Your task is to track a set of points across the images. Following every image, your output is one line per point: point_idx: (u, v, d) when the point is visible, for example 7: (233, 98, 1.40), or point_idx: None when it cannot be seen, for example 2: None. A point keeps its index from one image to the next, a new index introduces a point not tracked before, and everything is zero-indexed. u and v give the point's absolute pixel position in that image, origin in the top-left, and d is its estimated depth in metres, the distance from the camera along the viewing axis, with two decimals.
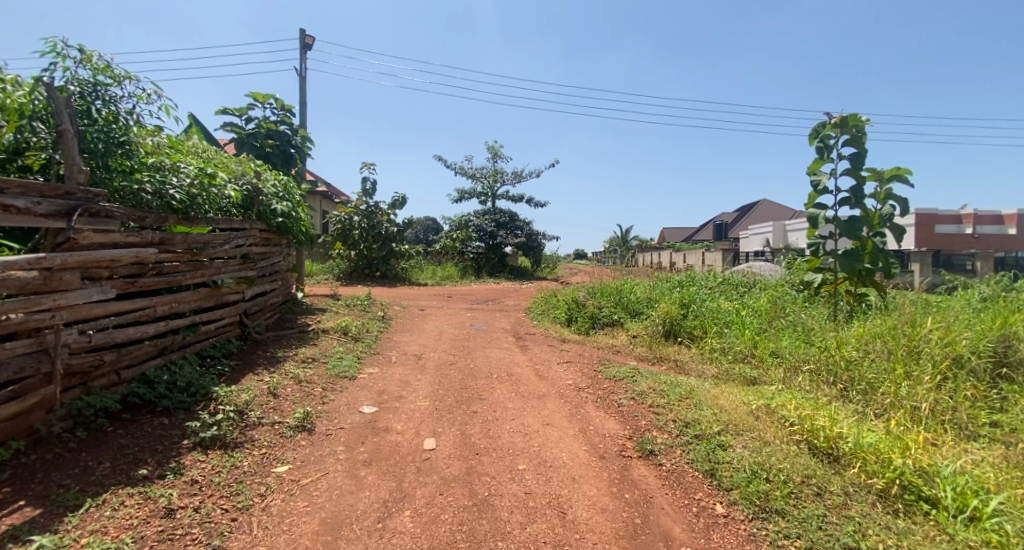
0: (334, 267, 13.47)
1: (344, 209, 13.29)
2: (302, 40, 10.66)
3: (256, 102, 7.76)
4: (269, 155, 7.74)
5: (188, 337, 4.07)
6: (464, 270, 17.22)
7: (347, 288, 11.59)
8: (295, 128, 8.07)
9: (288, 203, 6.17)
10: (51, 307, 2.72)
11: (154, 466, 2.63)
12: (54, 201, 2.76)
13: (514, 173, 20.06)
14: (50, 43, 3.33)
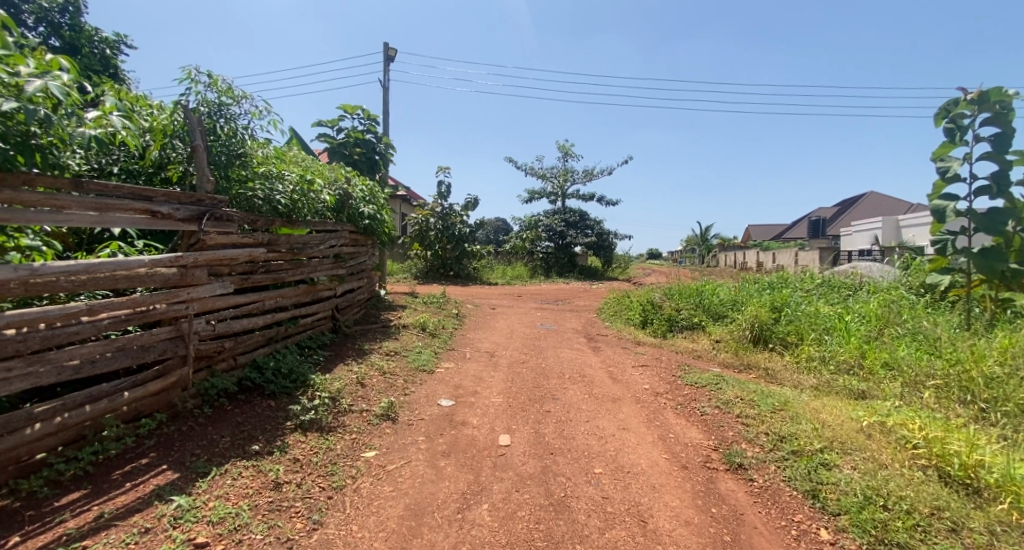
0: (411, 267, 14.15)
1: (421, 211, 13.91)
2: (385, 52, 11.44)
3: (346, 113, 8.41)
4: (356, 162, 8.34)
5: (290, 329, 4.50)
6: (534, 271, 17.28)
7: (422, 287, 12.12)
8: (380, 135, 8.61)
9: (373, 206, 6.61)
10: (186, 299, 3.15)
11: (264, 443, 2.94)
12: (188, 206, 3.18)
13: (586, 171, 19.77)
14: (186, 71, 3.85)
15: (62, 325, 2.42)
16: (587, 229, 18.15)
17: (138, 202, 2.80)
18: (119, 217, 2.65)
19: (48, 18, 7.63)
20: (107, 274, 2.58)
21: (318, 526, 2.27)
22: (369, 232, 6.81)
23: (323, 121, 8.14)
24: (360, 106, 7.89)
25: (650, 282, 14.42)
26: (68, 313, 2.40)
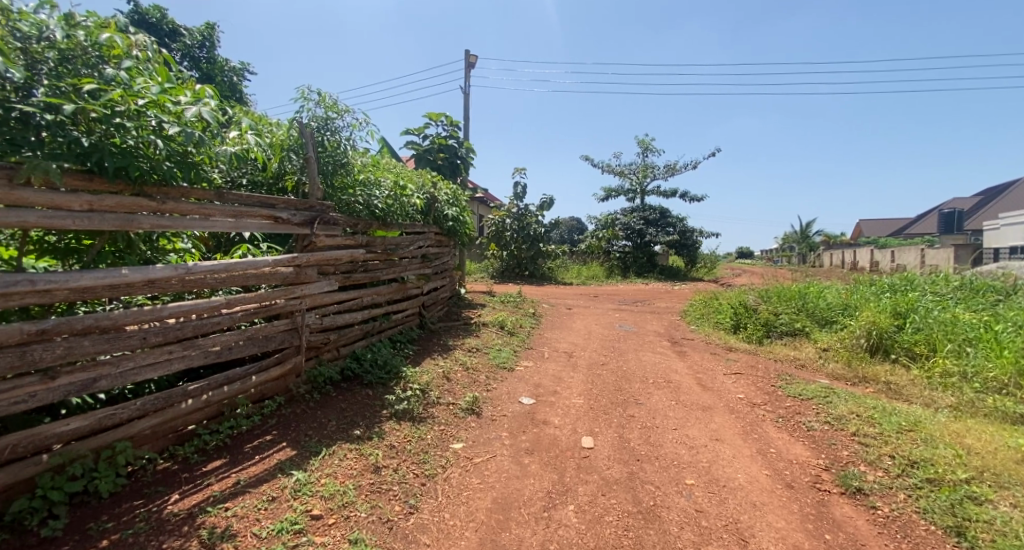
0: (488, 266, 14.48)
1: (498, 213, 14.15)
2: (466, 59, 11.87)
3: (431, 121, 8.85)
4: (440, 167, 8.73)
5: (384, 324, 4.83)
6: (610, 271, 16.82)
7: (499, 286, 12.33)
8: (462, 141, 8.93)
9: (456, 209, 6.88)
10: (300, 295, 3.52)
11: (364, 428, 3.19)
12: (302, 212, 3.55)
13: (668, 166, 18.87)
14: (300, 91, 4.30)
15: (207, 315, 2.82)
16: (669, 227, 17.32)
17: (263, 209, 3.18)
18: (249, 223, 3.04)
19: (191, 53, 8.95)
20: (240, 273, 2.97)
21: (414, 510, 2.41)
22: (452, 233, 7.10)
23: (410, 129, 8.62)
24: (444, 113, 8.25)
25: (738, 283, 13.39)
26: (212, 306, 2.80)
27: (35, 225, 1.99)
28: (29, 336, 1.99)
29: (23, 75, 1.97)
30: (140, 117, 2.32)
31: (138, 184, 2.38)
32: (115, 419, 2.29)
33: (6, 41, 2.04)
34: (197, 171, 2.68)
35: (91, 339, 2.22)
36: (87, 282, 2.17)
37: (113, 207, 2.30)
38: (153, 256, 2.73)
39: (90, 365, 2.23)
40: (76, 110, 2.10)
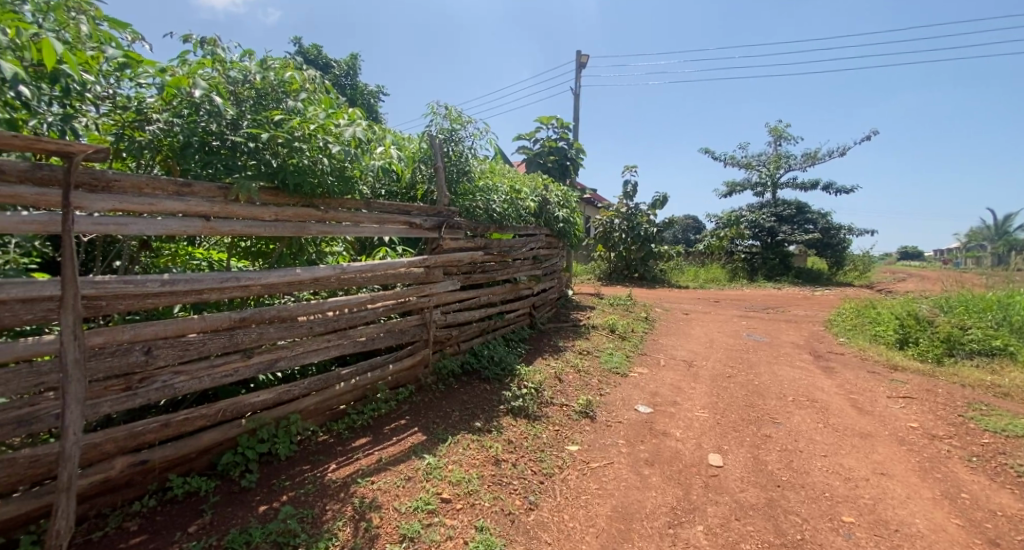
0: (595, 268, 14.18)
1: (606, 212, 13.68)
2: (578, 59, 11.82)
3: (542, 125, 8.98)
4: (550, 169, 8.80)
5: (498, 322, 5.02)
6: (732, 275, 15.20)
7: (606, 288, 11.94)
8: (572, 142, 8.93)
9: (567, 210, 6.88)
10: (428, 294, 3.83)
11: (484, 421, 3.35)
12: (432, 217, 3.90)
13: (807, 155, 16.58)
14: (430, 107, 4.67)
15: (356, 310, 3.21)
16: (807, 225, 15.22)
17: (399, 216, 3.54)
18: (390, 228, 3.40)
19: (338, 82, 10.27)
20: (381, 273, 3.33)
21: (534, 507, 2.46)
22: (562, 234, 7.11)
23: (522, 134, 8.83)
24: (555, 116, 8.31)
25: (901, 290, 11.24)
26: (359, 301, 3.18)
27: (240, 232, 2.48)
28: (235, 322, 2.47)
29: (234, 112, 2.45)
30: (312, 140, 2.74)
31: (309, 197, 2.82)
32: (290, 394, 2.72)
33: (225, 86, 2.57)
34: (353, 185, 3.08)
35: (275, 327, 2.68)
36: (273, 279, 2.63)
37: (291, 216, 2.76)
38: (318, 257, 3.19)
39: (273, 348, 2.68)
40: (270, 138, 2.56)
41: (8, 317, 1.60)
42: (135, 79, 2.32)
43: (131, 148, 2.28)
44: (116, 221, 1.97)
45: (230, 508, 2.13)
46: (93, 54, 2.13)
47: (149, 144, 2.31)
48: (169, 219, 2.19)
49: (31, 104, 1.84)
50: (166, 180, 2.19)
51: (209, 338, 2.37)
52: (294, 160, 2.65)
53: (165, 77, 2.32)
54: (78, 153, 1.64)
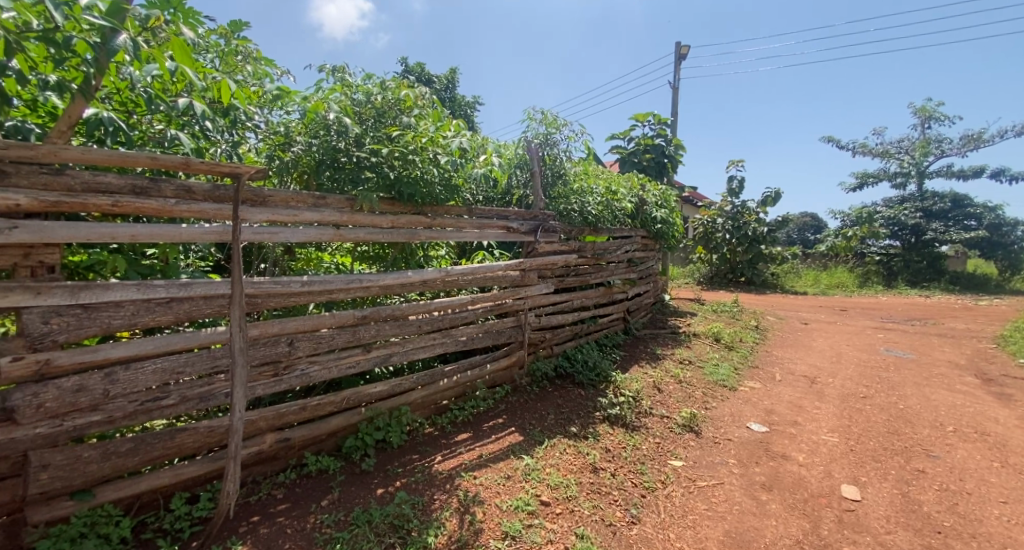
0: (695, 271, 13.30)
1: (706, 212, 12.70)
2: (678, 51, 11.23)
3: (637, 123, 8.68)
4: (646, 168, 8.45)
5: (590, 327, 4.95)
6: (865, 281, 12.94)
7: (708, 294, 11.11)
8: (670, 139, 8.50)
9: (666, 210, 6.55)
10: (524, 296, 3.90)
11: (579, 426, 3.32)
12: (528, 221, 3.98)
13: (966, 138, 13.94)
14: (527, 114, 4.76)
15: (458, 310, 3.38)
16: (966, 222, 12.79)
17: (497, 221, 3.67)
18: (489, 232, 3.54)
19: (439, 95, 10.90)
20: (480, 276, 3.48)
21: (636, 521, 2.37)
22: (659, 236, 6.80)
23: (616, 134, 8.59)
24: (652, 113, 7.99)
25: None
26: (460, 303, 3.35)
27: (363, 239, 2.75)
28: (357, 319, 2.74)
29: (359, 130, 2.74)
30: (423, 152, 2.95)
31: (419, 205, 3.03)
32: (400, 388, 2.95)
33: (353, 108, 2.88)
34: (458, 192, 3.25)
35: (389, 325, 2.92)
36: (388, 280, 2.88)
37: (404, 224, 2.99)
38: (425, 261, 3.41)
39: (387, 344, 2.93)
40: (390, 152, 2.81)
41: (195, 311, 1.96)
42: (284, 108, 2.71)
43: (278, 166, 2.68)
44: (270, 230, 2.30)
45: (353, 488, 2.36)
46: (254, 89, 2.54)
47: (293, 163, 2.68)
48: (308, 228, 2.51)
49: (210, 133, 2.23)
50: (306, 194, 2.51)
51: (337, 333, 2.66)
52: (408, 171, 2.87)
53: (306, 104, 2.68)
54: (245, 174, 1.96)
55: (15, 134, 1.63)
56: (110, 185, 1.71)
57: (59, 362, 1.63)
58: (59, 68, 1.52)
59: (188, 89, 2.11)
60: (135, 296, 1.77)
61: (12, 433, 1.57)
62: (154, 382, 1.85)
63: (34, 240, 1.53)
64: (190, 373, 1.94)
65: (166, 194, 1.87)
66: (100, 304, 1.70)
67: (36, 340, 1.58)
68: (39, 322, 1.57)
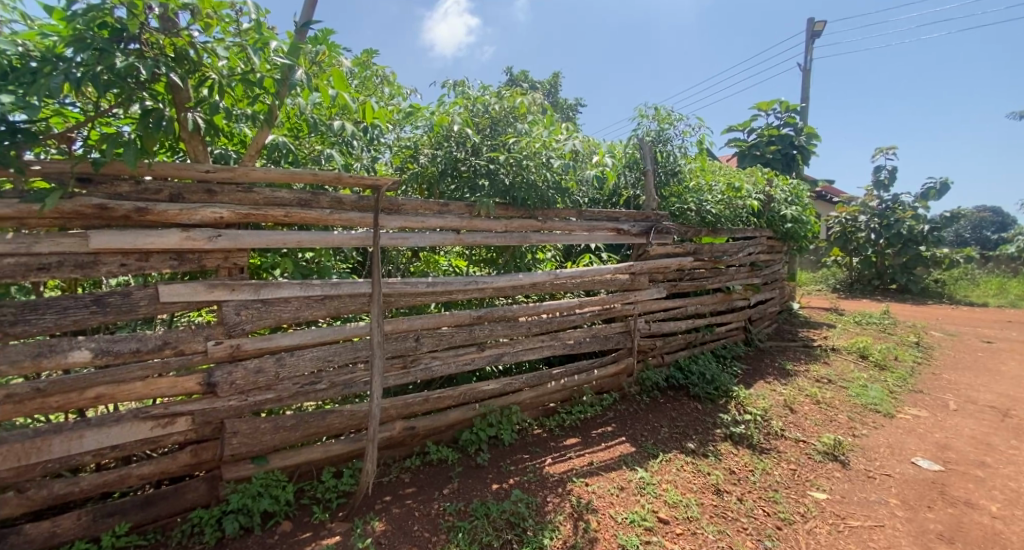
0: (831, 276, 11.64)
1: (845, 207, 10.87)
2: (811, 28, 9.95)
3: (761, 112, 7.87)
4: (770, 161, 7.59)
5: (706, 336, 4.59)
6: None
7: (848, 302, 9.63)
8: (800, 127, 7.57)
9: (797, 208, 5.83)
10: (634, 301, 3.76)
11: (698, 443, 3.09)
12: (640, 223, 3.83)
13: None
14: (638, 111, 4.58)
15: (566, 314, 3.38)
16: None
17: (607, 223, 3.59)
18: (599, 235, 3.48)
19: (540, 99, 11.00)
20: (589, 279, 3.43)
21: None
22: (788, 236, 6.07)
23: (734, 125, 7.87)
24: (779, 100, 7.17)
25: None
26: (569, 306, 3.33)
27: (481, 242, 2.87)
28: (473, 319, 2.88)
29: (478, 139, 2.89)
30: (537, 156, 3.02)
31: (531, 209, 3.08)
32: (511, 387, 3.03)
33: (473, 118, 3.04)
34: (570, 195, 3.25)
35: (501, 325, 3.02)
36: (501, 282, 2.98)
37: (518, 227, 3.07)
38: (534, 264, 3.46)
39: (499, 343, 3.03)
40: (508, 159, 2.91)
41: (342, 307, 2.22)
42: (416, 123, 2.96)
43: (408, 176, 2.94)
44: (402, 235, 2.52)
45: (471, 481, 2.47)
46: (389, 108, 2.84)
47: (421, 173, 2.92)
48: (433, 233, 2.69)
49: (356, 150, 2.52)
50: (432, 202, 2.70)
51: (455, 331, 2.82)
52: (523, 175, 2.94)
53: (433, 118, 2.91)
54: (383, 185, 2.19)
55: (220, 159, 2.02)
56: (282, 199, 2.02)
57: (246, 347, 1.96)
58: (251, 103, 1.83)
59: (342, 112, 2.40)
60: (299, 293, 2.07)
61: (214, 404, 1.92)
62: (311, 368, 2.13)
63: (231, 246, 1.86)
64: (338, 362, 2.20)
65: (323, 205, 2.16)
66: (274, 299, 2.01)
67: (231, 328, 1.92)
68: (234, 313, 1.91)
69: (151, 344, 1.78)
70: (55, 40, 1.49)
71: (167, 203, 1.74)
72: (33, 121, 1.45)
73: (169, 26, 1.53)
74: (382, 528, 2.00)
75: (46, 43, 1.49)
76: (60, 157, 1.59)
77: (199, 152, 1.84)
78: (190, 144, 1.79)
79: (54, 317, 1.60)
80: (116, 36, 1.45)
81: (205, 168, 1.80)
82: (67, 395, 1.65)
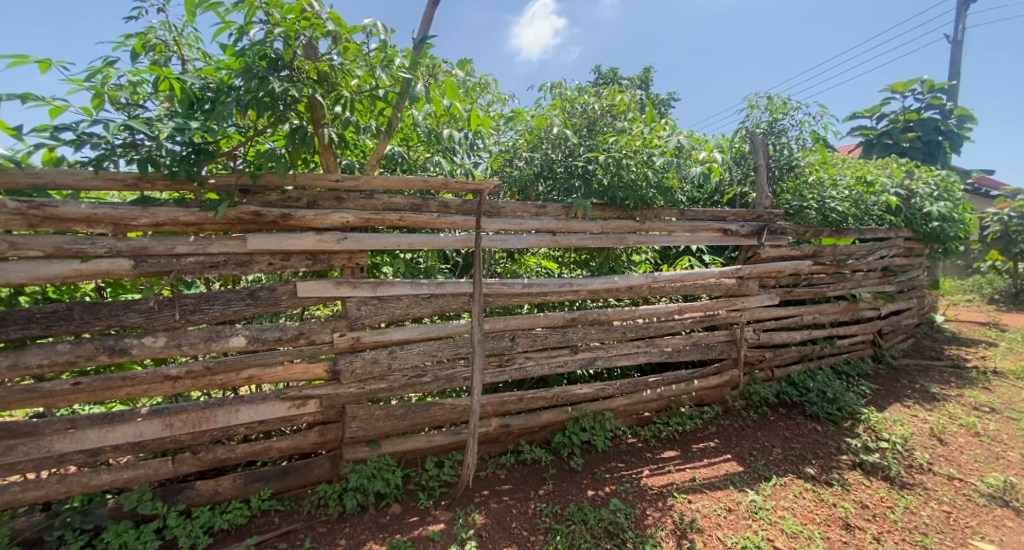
0: (987, 285, 9.77)
1: (1008, 202, 9.06)
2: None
3: (895, 94, 6.84)
4: (907, 150, 6.55)
5: (826, 349, 4.09)
6: None
7: (1012, 316, 8.00)
8: (948, 109, 6.46)
9: (948, 203, 4.95)
10: (741, 307, 3.47)
11: (819, 469, 2.76)
12: (750, 223, 3.52)
13: None
14: (748, 101, 4.23)
15: (665, 319, 3.21)
16: None
17: (713, 223, 3.36)
18: (703, 236, 3.26)
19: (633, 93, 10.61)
20: (692, 283, 3.23)
21: None
22: (933, 237, 5.19)
23: (859, 111, 6.93)
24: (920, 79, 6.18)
25: None
26: (668, 311, 3.16)
27: (576, 244, 2.84)
28: (567, 321, 2.86)
29: (577, 141, 2.87)
30: (637, 154, 2.92)
31: (629, 210, 2.99)
32: (605, 392, 2.97)
33: (572, 120, 3.02)
34: (672, 194, 3.09)
35: (596, 328, 2.97)
36: (596, 285, 2.93)
37: (615, 229, 2.99)
38: (630, 266, 3.34)
39: (594, 347, 2.98)
40: (608, 161, 2.84)
41: (446, 306, 2.34)
42: (515, 126, 3.02)
43: (506, 179, 3.00)
44: (501, 238, 2.58)
45: (566, 484, 2.45)
46: (491, 114, 2.93)
47: (519, 177, 2.96)
48: (530, 235, 2.72)
49: (458, 156, 2.64)
50: (529, 204, 2.74)
51: (549, 333, 2.82)
52: (622, 175, 2.86)
53: (532, 122, 2.94)
54: (486, 190, 2.26)
55: (347, 169, 2.24)
56: (397, 204, 2.19)
57: (364, 339, 2.15)
58: (375, 116, 2.00)
59: (450, 120, 2.52)
60: (409, 291, 2.22)
61: (338, 390, 2.13)
62: (419, 362, 2.28)
63: (353, 248, 2.06)
64: (442, 357, 2.32)
65: (432, 210, 2.30)
66: (388, 297, 2.18)
67: (352, 322, 2.12)
68: (356, 309, 2.10)
69: (290, 334, 2.03)
70: (226, 74, 1.77)
71: (305, 209, 1.98)
72: (210, 143, 1.71)
73: (311, 53, 1.75)
74: (482, 521, 2.07)
75: (219, 77, 1.77)
76: (226, 172, 1.86)
77: (331, 163, 2.07)
78: (324, 156, 2.01)
79: (220, 307, 1.89)
80: (273, 65, 1.67)
81: (335, 178, 2.01)
82: (228, 374, 1.94)
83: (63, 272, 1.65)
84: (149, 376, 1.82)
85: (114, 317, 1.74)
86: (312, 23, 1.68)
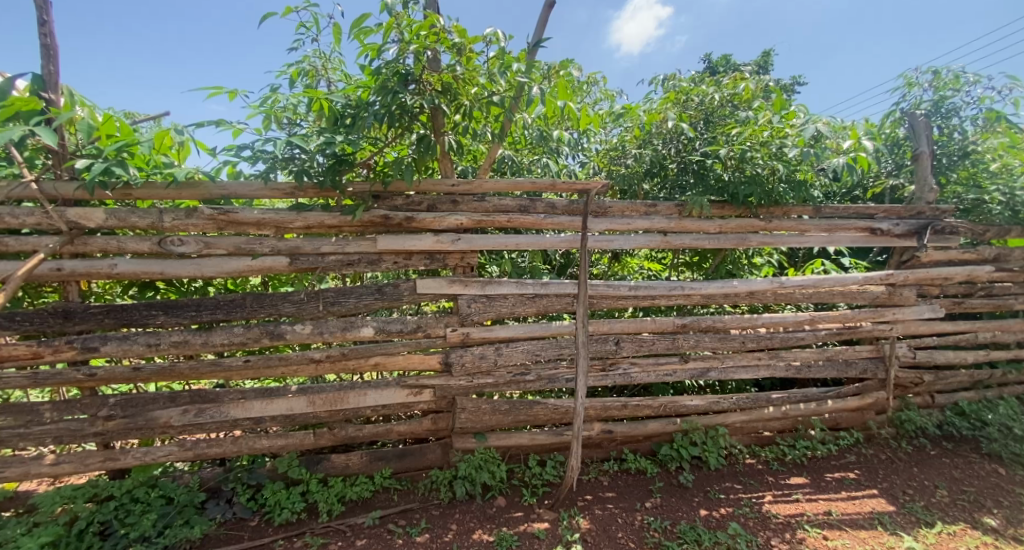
0: None
1: None
2: None
3: None
4: None
5: (1011, 375, 3.32)
6: None
7: None
8: None
9: None
10: (892, 319, 2.95)
11: (1004, 522, 2.25)
12: (907, 220, 2.99)
13: None
14: (905, 80, 3.61)
15: (793, 329, 2.86)
16: None
17: (859, 221, 2.92)
18: (844, 237, 2.86)
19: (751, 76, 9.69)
20: (827, 290, 2.85)
21: None
22: None
23: None
24: None
25: None
26: (798, 320, 2.82)
27: (690, 245, 2.67)
28: (677, 327, 2.70)
29: (695, 134, 2.67)
30: (765, 146, 2.59)
31: (752, 207, 2.73)
32: (719, 406, 2.74)
33: (688, 112, 2.82)
34: (805, 189, 2.74)
35: (710, 336, 2.76)
36: (711, 289, 2.71)
37: (735, 228, 2.76)
38: (751, 270, 3.03)
39: (708, 356, 2.76)
40: (730, 154, 2.59)
41: (551, 306, 2.35)
42: (624, 122, 2.91)
43: (614, 178, 2.89)
44: (607, 238, 2.52)
45: (675, 500, 2.31)
46: (600, 112, 2.87)
47: (628, 175, 2.85)
48: (639, 235, 2.62)
49: (564, 157, 2.63)
50: (639, 203, 2.63)
51: (657, 339, 2.68)
52: (745, 170, 2.60)
53: (643, 117, 2.80)
54: (594, 189, 2.22)
55: (462, 174, 2.35)
56: (506, 206, 2.26)
57: (473, 336, 2.25)
58: (490, 121, 2.08)
59: (560, 121, 2.52)
60: (516, 290, 2.27)
61: (449, 381, 2.25)
62: (524, 360, 2.31)
63: (466, 248, 2.17)
64: (545, 357, 2.33)
65: (539, 211, 2.32)
66: (496, 295, 2.25)
67: (463, 318, 2.23)
68: (467, 306, 2.21)
69: (409, 326, 2.19)
70: (364, 91, 1.98)
71: (425, 213, 2.13)
72: (351, 154, 1.92)
73: (437, 65, 1.87)
74: (587, 526, 2.04)
75: (358, 95, 1.97)
76: (360, 179, 2.07)
77: (448, 169, 2.19)
78: (442, 162, 2.14)
79: (354, 301, 2.11)
80: (404, 80, 1.82)
81: (451, 184, 2.13)
82: (359, 360, 2.17)
83: (238, 267, 1.98)
84: (298, 358, 2.11)
85: (274, 306, 2.04)
86: (439, 38, 1.79)
